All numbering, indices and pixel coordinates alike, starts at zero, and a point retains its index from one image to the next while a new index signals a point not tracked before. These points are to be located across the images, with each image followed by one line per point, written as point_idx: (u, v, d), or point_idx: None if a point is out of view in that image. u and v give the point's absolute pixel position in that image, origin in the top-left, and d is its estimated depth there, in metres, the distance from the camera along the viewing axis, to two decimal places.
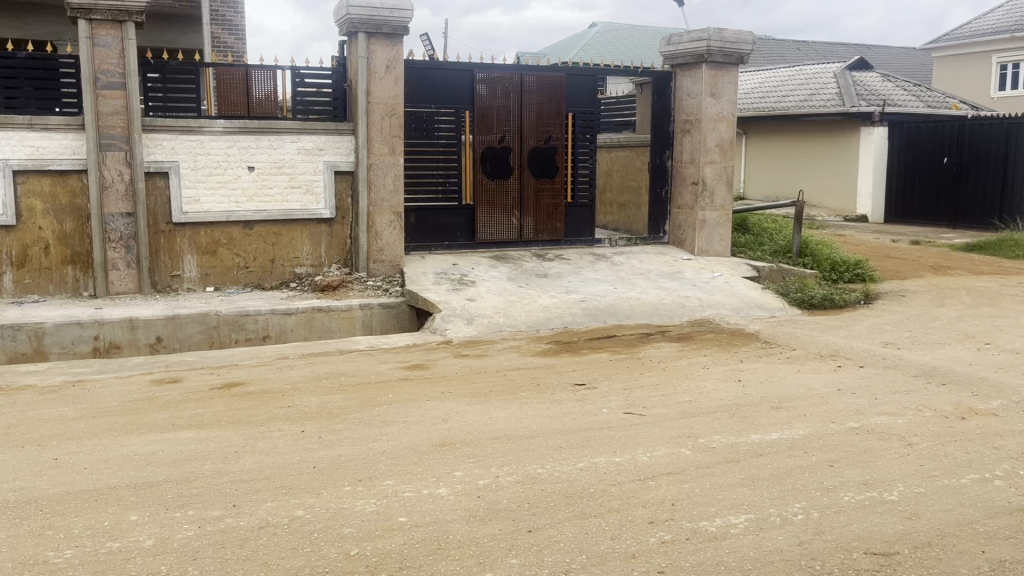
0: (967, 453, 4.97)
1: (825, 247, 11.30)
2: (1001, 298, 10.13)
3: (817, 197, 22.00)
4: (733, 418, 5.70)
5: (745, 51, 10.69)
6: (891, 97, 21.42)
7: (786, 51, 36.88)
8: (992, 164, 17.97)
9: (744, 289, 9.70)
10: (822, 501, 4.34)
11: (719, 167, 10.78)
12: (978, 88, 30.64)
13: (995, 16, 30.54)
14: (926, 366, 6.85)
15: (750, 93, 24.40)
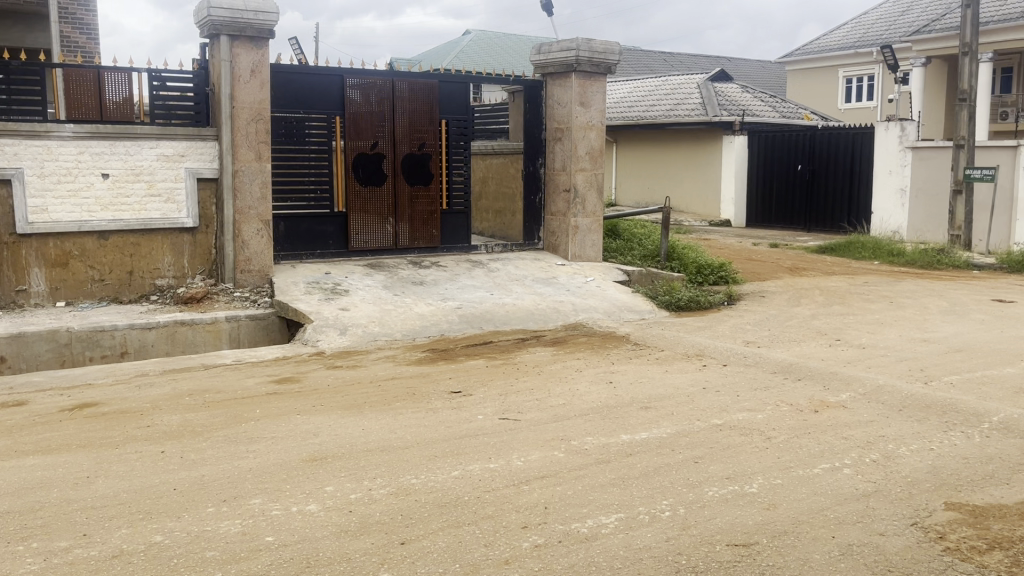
0: (820, 444, 5.26)
1: (691, 250, 11.75)
2: (849, 297, 10.82)
3: (684, 203, 22.80)
4: (605, 419, 5.83)
5: (612, 61, 10.98)
6: (750, 107, 22.53)
7: (652, 62, 38.17)
8: (837, 170, 19.23)
9: (615, 293, 9.95)
10: (688, 497, 4.49)
11: (590, 174, 11.04)
12: (827, 99, 32.67)
13: (841, 32, 32.66)
14: (783, 362, 7.23)
15: (619, 103, 25.10)
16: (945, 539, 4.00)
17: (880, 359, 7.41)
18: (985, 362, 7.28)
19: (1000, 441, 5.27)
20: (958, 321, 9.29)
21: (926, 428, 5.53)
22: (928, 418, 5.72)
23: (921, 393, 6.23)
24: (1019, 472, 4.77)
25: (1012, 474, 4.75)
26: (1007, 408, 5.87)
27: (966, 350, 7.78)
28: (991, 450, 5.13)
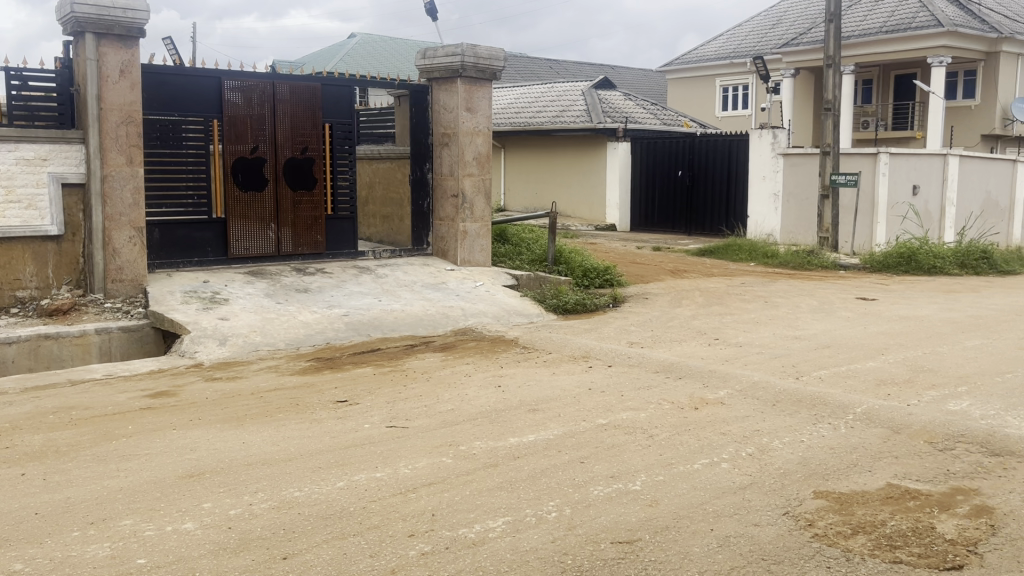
0: (699, 440, 5.44)
1: (578, 254, 11.96)
2: (727, 297, 11.26)
3: (570, 207, 23.16)
4: (493, 423, 5.85)
5: (497, 67, 11.04)
6: (632, 115, 23.15)
7: (538, 69, 38.71)
8: (714, 176, 20.05)
9: (503, 297, 10.01)
10: (574, 497, 4.55)
11: (478, 179, 11.07)
12: (705, 108, 33.95)
13: (717, 43, 34.02)
14: (665, 361, 7.44)
15: (506, 108, 25.31)
16: (814, 526, 4.21)
17: (756, 356, 7.74)
18: (850, 357, 7.71)
19: (864, 431, 5.59)
20: (826, 319, 9.81)
21: (798, 421, 5.81)
22: (799, 412, 6.01)
23: (793, 388, 6.53)
24: (880, 459, 5.07)
25: (873, 462, 5.05)
26: (870, 399, 6.24)
27: (833, 346, 8.22)
28: (855, 440, 5.43)
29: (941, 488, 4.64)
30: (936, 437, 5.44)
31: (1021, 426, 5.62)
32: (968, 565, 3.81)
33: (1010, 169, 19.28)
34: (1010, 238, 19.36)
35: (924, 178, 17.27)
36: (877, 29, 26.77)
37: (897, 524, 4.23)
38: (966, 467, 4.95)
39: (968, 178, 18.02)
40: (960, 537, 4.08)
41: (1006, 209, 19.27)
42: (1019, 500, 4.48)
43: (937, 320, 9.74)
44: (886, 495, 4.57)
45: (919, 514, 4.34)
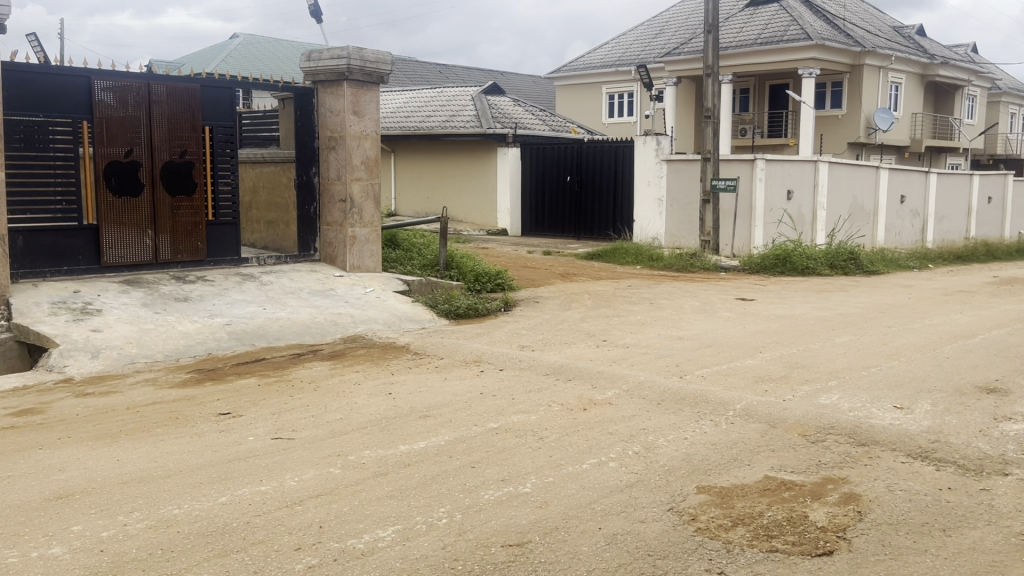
0: (588, 440, 5.54)
1: (469, 259, 11.99)
2: (615, 300, 11.51)
3: (462, 212, 23.20)
4: (383, 431, 5.78)
5: (384, 71, 10.92)
6: (522, 120, 23.40)
7: (427, 73, 38.61)
8: (601, 181, 20.49)
9: (394, 303, 9.91)
10: (465, 502, 4.55)
11: (367, 184, 10.92)
12: (593, 114, 34.66)
13: (603, 51, 34.80)
14: (555, 364, 7.55)
15: (395, 112, 25.10)
16: (697, 520, 4.34)
17: (642, 357, 7.94)
18: (730, 355, 8.01)
19: (743, 426, 5.82)
20: (708, 319, 10.17)
21: (682, 419, 5.99)
22: (683, 410, 6.21)
23: (677, 387, 6.74)
24: (758, 453, 5.29)
25: (752, 456, 5.26)
26: (749, 396, 6.50)
27: (715, 345, 8.53)
28: (735, 435, 5.65)
29: (813, 478, 4.88)
30: (809, 430, 5.71)
31: (885, 417, 5.98)
32: (838, 551, 4.02)
33: (874, 175, 20.50)
34: (875, 240, 20.59)
35: (797, 184, 18.15)
36: (752, 40, 28.02)
37: (773, 514, 4.42)
38: (836, 457, 5.22)
39: (837, 183, 19.05)
40: (831, 524, 4.30)
41: (871, 213, 20.48)
42: (883, 486, 4.76)
43: (810, 318, 10.24)
44: (763, 487, 4.77)
45: (794, 504, 4.55)
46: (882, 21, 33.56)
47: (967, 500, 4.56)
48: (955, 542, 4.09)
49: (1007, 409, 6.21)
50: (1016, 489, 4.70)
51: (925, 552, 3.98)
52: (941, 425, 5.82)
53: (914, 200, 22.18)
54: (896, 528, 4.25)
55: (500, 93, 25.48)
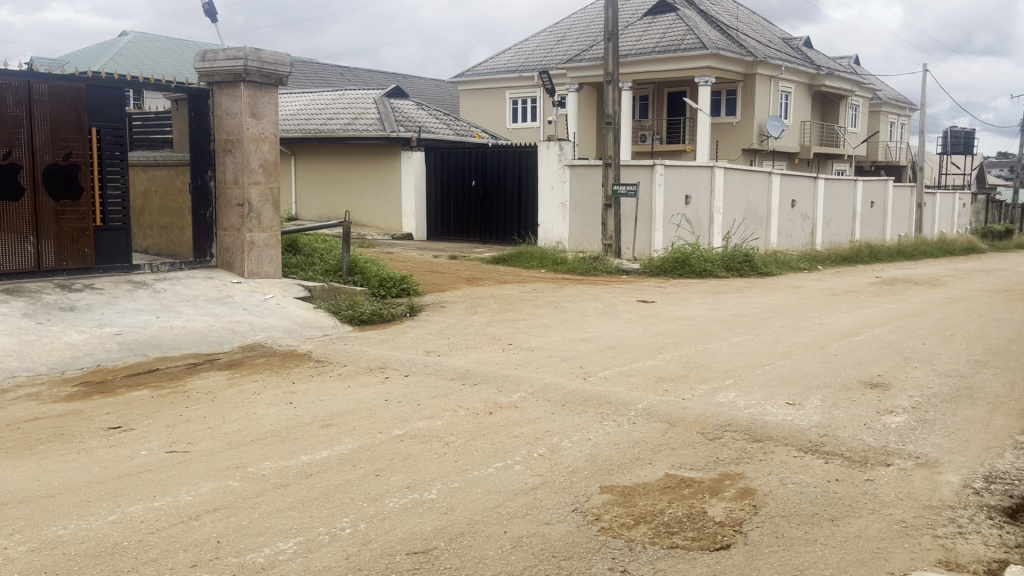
0: (493, 444, 5.54)
1: (373, 264, 11.86)
2: (519, 303, 11.59)
3: (366, 217, 22.94)
4: (284, 441, 5.64)
5: (283, 73, 10.69)
6: (425, 124, 23.29)
7: (328, 76, 38.04)
8: (506, 186, 20.57)
9: (295, 310, 9.70)
10: (369, 511, 4.48)
11: (265, 188, 10.66)
12: (496, 119, 34.84)
13: (506, 56, 35.03)
14: (460, 369, 7.53)
15: (295, 114, 24.59)
16: (600, 520, 4.41)
17: (547, 359, 8.01)
18: (632, 356, 8.18)
19: (644, 426, 5.95)
20: (610, 321, 10.34)
21: (585, 420, 6.07)
22: (587, 411, 6.29)
23: (581, 389, 6.82)
24: (659, 452, 5.41)
25: (653, 454, 5.37)
26: (650, 396, 6.65)
27: (618, 346, 8.69)
28: (637, 434, 5.76)
29: (711, 474, 5.03)
30: (707, 427, 5.88)
31: (778, 413, 6.21)
32: (734, 544, 4.15)
33: (767, 181, 21.32)
34: (768, 243, 21.42)
35: (694, 188, 18.70)
36: (651, 48, 28.73)
37: (674, 511, 4.53)
38: (733, 453, 5.39)
39: (732, 188, 19.72)
40: (728, 518, 4.44)
41: (764, 217, 21.30)
42: (776, 480, 4.94)
43: (708, 319, 10.56)
44: (664, 485, 4.88)
45: (693, 500, 4.68)
46: (771, 33, 34.97)
47: (853, 491, 4.78)
48: (843, 530, 4.28)
49: (889, 402, 6.56)
50: (898, 478, 4.97)
51: (815, 542, 4.16)
52: (829, 419, 6.10)
53: (803, 204, 23.19)
54: (789, 520, 4.41)
55: (403, 96, 25.32)
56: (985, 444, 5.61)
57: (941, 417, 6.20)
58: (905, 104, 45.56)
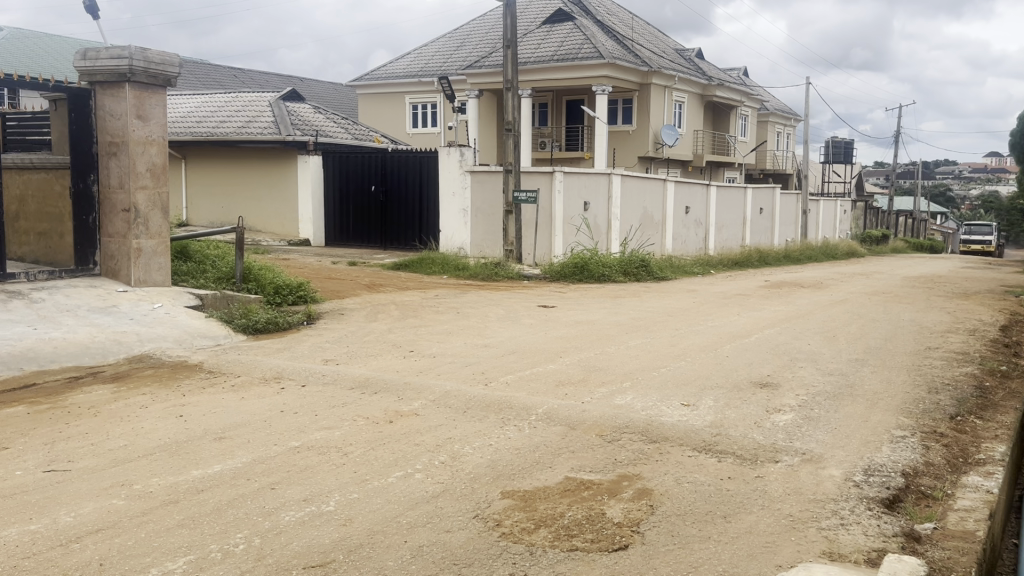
0: (393, 453, 5.48)
1: (268, 271, 11.57)
2: (421, 310, 11.52)
3: (261, 222, 22.39)
4: (173, 456, 5.41)
5: (171, 74, 10.30)
6: (322, 128, 22.90)
7: (220, 78, 36.94)
8: (406, 192, 20.42)
9: (186, 319, 9.34)
10: (264, 526, 4.35)
11: (153, 193, 10.24)
12: (396, 124, 34.59)
13: (405, 61, 34.83)
14: (360, 377, 7.42)
15: (185, 116, 23.74)
16: (502, 525, 4.41)
17: (447, 366, 7.99)
18: (532, 361, 8.24)
19: (544, 430, 5.99)
20: (511, 326, 10.39)
21: (486, 426, 6.08)
22: (488, 416, 6.30)
23: (481, 394, 6.83)
24: (559, 455, 5.46)
25: (553, 458, 5.42)
26: (550, 400, 6.70)
27: (518, 352, 8.74)
28: (537, 439, 5.80)
29: (609, 476, 5.11)
30: (606, 430, 5.98)
31: (673, 414, 6.37)
32: (632, 544, 4.23)
33: (662, 188, 21.90)
34: (664, 248, 22.01)
35: (593, 195, 19.02)
36: (549, 57, 29.11)
37: (573, 514, 4.58)
38: (631, 455, 5.50)
39: (629, 195, 20.16)
40: (626, 519, 4.52)
41: (660, 223, 21.87)
42: (672, 480, 5.06)
43: (606, 323, 10.75)
44: (564, 488, 4.93)
45: (592, 502, 4.74)
46: (665, 44, 35.98)
47: (744, 488, 4.95)
48: (735, 527, 4.42)
49: (777, 401, 6.83)
50: (786, 474, 5.17)
51: (708, 539, 4.28)
52: (722, 419, 6.29)
53: (697, 210, 23.93)
54: (684, 518, 4.53)
55: (300, 99, 24.82)
56: (864, 438, 5.91)
57: (824, 414, 6.50)
58: (790, 115, 47.66)
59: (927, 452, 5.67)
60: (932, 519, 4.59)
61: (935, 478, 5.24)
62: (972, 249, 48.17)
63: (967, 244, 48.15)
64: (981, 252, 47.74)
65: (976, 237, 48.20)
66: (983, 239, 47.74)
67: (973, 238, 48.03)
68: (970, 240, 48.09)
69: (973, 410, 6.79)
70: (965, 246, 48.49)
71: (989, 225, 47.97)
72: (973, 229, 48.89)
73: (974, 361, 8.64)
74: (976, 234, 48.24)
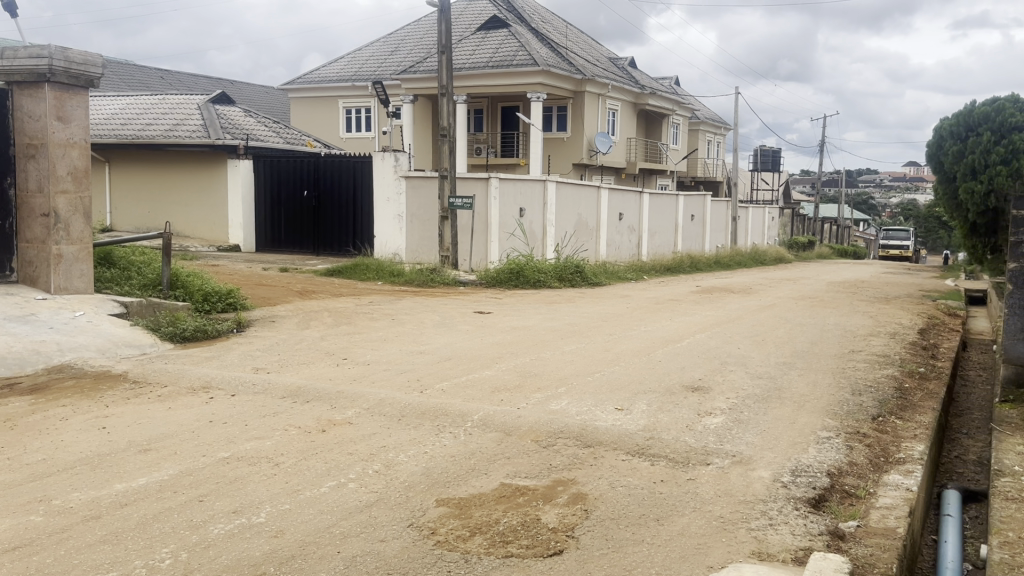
0: (326, 463, 5.39)
1: (196, 277, 11.30)
2: (354, 316, 11.40)
3: (189, 227, 21.86)
4: (95, 470, 5.22)
5: (94, 74, 9.98)
6: (253, 132, 22.49)
7: (146, 79, 35.95)
8: (340, 197, 20.18)
9: (109, 328, 9.04)
10: (191, 540, 4.23)
11: (75, 198, 9.91)
12: (329, 128, 34.19)
13: (338, 65, 34.47)
14: (291, 386, 7.28)
15: (109, 118, 23.03)
16: (436, 534, 4.38)
17: (382, 373, 7.92)
18: (468, 367, 8.22)
19: (480, 436, 5.98)
20: (446, 333, 10.35)
21: (421, 433, 6.03)
22: (422, 424, 6.26)
23: (416, 402, 6.78)
24: (494, 462, 5.46)
25: (489, 464, 5.41)
26: (486, 406, 6.69)
27: (454, 358, 8.72)
28: (472, 445, 5.79)
29: (544, 482, 5.12)
30: (541, 435, 6.00)
31: (607, 419, 6.43)
32: (566, 549, 4.24)
33: (596, 195, 22.12)
34: (598, 254, 22.23)
35: (528, 202, 19.11)
36: (484, 63, 29.18)
37: (508, 520, 4.57)
38: (565, 460, 5.53)
39: (563, 201, 20.30)
40: (561, 524, 4.54)
41: (594, 229, 22.09)
42: (606, 484, 5.11)
43: (541, 329, 10.80)
44: (499, 494, 4.93)
45: (527, 508, 4.75)
46: (599, 52, 36.41)
47: (677, 490, 5.02)
48: (668, 529, 4.48)
49: (709, 404, 6.95)
50: (717, 476, 5.26)
51: (641, 542, 4.33)
52: (655, 423, 6.38)
53: (630, 217, 24.25)
54: (618, 522, 4.57)
55: (229, 102, 24.32)
56: (791, 440, 6.05)
57: (754, 416, 6.64)
58: (720, 124, 48.73)
59: (851, 453, 5.84)
60: (855, 517, 4.73)
61: (859, 478, 5.40)
62: (891, 254, 49.99)
63: (886, 249, 49.95)
64: (898, 257, 49.57)
65: (894, 242, 50.05)
66: (901, 245, 49.59)
67: (892, 243, 49.84)
68: (889, 245, 49.90)
69: (894, 410, 7.03)
70: (884, 251, 50.29)
71: (906, 231, 49.86)
72: (891, 234, 50.74)
73: (894, 363, 8.95)
74: (894, 239, 50.08)
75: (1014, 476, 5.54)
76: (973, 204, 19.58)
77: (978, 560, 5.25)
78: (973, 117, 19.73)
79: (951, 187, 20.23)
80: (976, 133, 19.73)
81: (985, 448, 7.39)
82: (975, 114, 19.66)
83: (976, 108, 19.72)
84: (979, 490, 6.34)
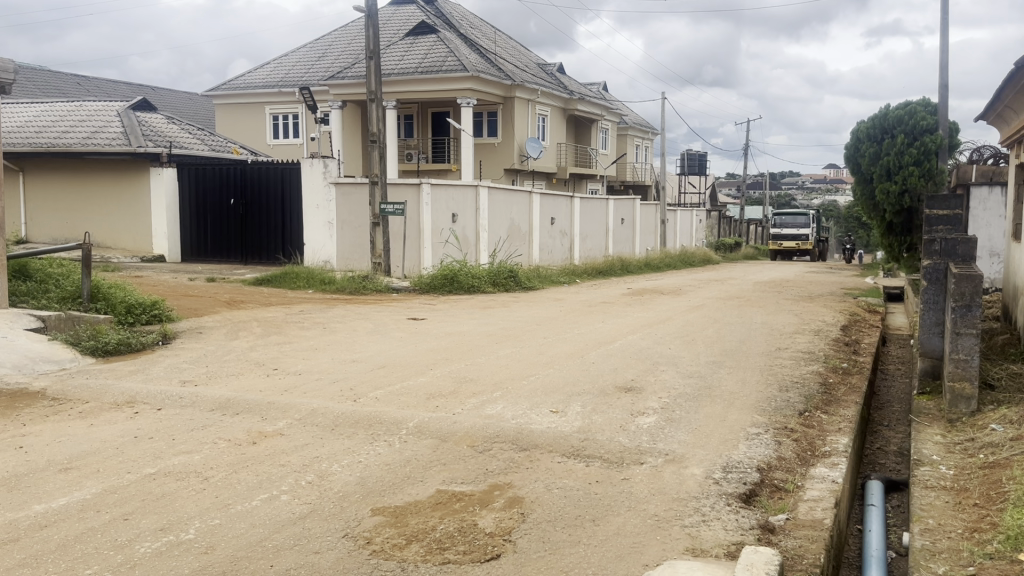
0: (256, 475, 5.28)
1: (119, 289, 10.95)
2: (285, 325, 11.20)
3: (110, 238, 21.19)
4: (12, 492, 5.00)
5: (3, 80, 9.49)
6: (177, 139, 21.93)
7: (62, 85, 34.71)
8: (269, 205, 19.84)
9: (26, 342, 8.69)
10: (116, 560, 4.09)
11: None
12: (255, 135, 33.56)
13: (265, 71, 33.89)
14: (220, 399, 7.11)
15: (22, 124, 22.11)
16: (372, 543, 4.32)
17: (315, 382, 7.80)
18: (402, 374, 8.15)
19: (416, 443, 5.94)
20: (380, 340, 10.22)
21: (355, 442, 5.95)
22: (357, 433, 6.17)
23: (350, 411, 6.69)
24: (430, 468, 5.42)
25: (424, 472, 5.37)
26: (421, 413, 6.65)
27: (388, 365, 8.64)
28: (407, 453, 5.74)
29: (481, 487, 5.11)
30: (477, 440, 5.99)
31: (543, 421, 6.46)
32: (504, 553, 4.24)
33: (528, 200, 22.22)
34: (531, 258, 22.35)
35: (460, 207, 19.12)
36: (413, 68, 29.07)
37: (445, 527, 4.55)
38: (501, 464, 5.53)
39: (495, 207, 20.37)
40: (498, 528, 4.53)
41: (528, 233, 22.22)
42: (541, 487, 5.12)
43: (476, 334, 10.80)
44: (435, 501, 4.90)
45: (464, 514, 4.73)
46: (528, 58, 36.66)
47: (611, 490, 5.07)
48: (603, 529, 4.52)
49: (641, 404, 7.05)
50: (650, 475, 5.33)
51: (578, 543, 4.36)
52: (590, 424, 6.43)
53: (562, 221, 24.43)
54: (554, 524, 4.59)
55: (151, 109, 23.65)
56: (722, 437, 6.18)
57: (685, 415, 6.75)
58: (648, 128, 49.41)
59: (780, 447, 6.00)
60: (785, 510, 4.84)
61: (787, 471, 5.54)
62: (786, 245, 48.39)
63: (781, 240, 48.29)
64: (795, 247, 47.97)
65: (788, 231, 48.31)
66: (797, 234, 47.88)
67: (786, 232, 48.12)
68: (783, 236, 48.20)
69: (819, 405, 7.25)
70: (780, 241, 48.58)
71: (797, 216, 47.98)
72: (785, 222, 48.82)
73: (818, 359, 9.21)
74: (788, 228, 48.20)
75: (932, 465, 5.75)
76: (889, 204, 20.35)
77: (901, 547, 5.44)
78: (888, 120, 20.41)
79: (868, 187, 20.96)
80: (892, 135, 20.44)
81: (904, 440, 7.65)
82: (890, 118, 20.37)
83: (891, 112, 20.46)
84: (900, 479, 6.58)
